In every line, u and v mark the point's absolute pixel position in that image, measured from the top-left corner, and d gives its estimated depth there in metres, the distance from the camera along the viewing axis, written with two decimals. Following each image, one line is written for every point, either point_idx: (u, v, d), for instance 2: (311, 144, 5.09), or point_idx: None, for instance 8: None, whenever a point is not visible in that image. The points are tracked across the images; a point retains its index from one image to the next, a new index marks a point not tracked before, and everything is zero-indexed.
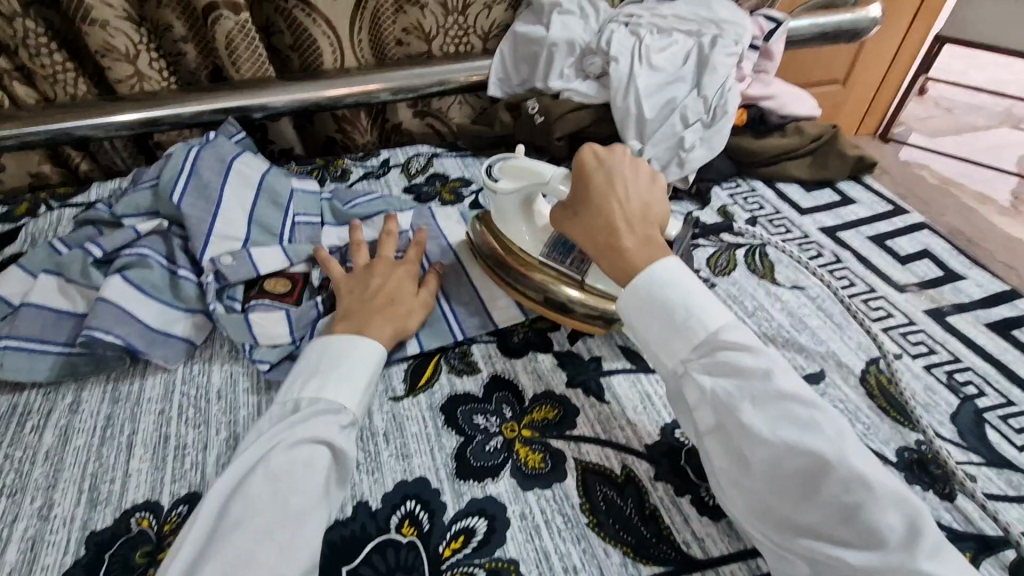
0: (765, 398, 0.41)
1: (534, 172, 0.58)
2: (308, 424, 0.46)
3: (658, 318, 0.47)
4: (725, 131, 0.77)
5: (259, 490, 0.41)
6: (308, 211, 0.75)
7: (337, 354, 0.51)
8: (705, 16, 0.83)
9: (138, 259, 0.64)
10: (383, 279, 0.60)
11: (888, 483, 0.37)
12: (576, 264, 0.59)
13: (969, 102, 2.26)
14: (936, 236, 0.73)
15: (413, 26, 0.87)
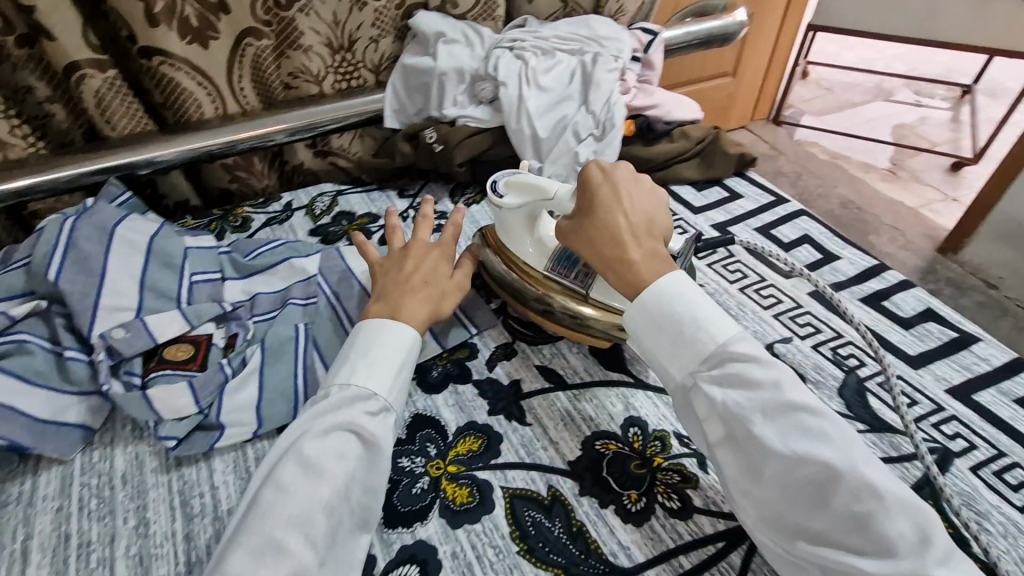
0: (778, 412, 0.43)
1: (540, 188, 0.60)
2: (340, 411, 0.49)
3: (669, 329, 0.49)
4: (616, 143, 0.80)
5: (289, 478, 0.45)
6: (207, 266, 0.72)
7: (363, 342, 0.53)
8: (585, 35, 0.87)
9: (17, 346, 0.59)
10: (418, 261, 0.62)
11: (896, 492, 0.39)
12: (582, 277, 0.60)
13: (846, 81, 2.47)
14: (813, 221, 0.80)
15: (300, 69, 0.85)
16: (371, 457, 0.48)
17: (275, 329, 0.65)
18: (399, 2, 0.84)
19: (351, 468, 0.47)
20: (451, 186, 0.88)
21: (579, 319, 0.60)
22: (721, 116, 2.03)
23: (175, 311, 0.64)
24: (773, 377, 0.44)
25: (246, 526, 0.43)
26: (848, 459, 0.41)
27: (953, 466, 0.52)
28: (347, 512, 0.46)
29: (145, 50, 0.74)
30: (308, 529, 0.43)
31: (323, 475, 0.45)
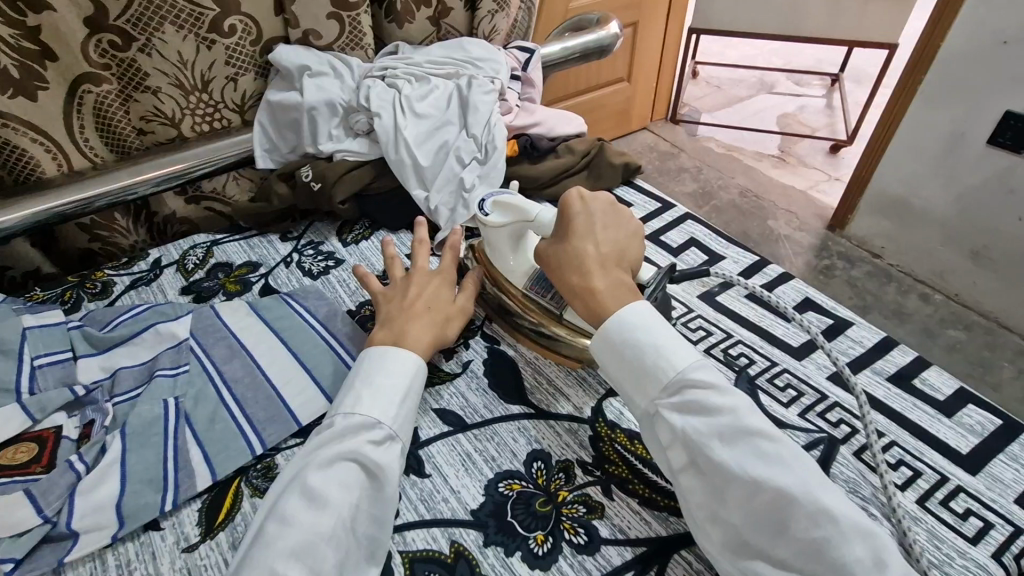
0: (737, 437, 0.43)
1: (523, 210, 0.61)
2: (344, 441, 0.48)
3: (635, 357, 0.48)
4: (500, 165, 0.78)
5: (293, 511, 0.43)
6: (53, 346, 0.63)
7: (369, 370, 0.52)
8: (460, 57, 0.86)
9: None
10: (420, 288, 0.61)
11: (851, 518, 0.40)
12: (557, 299, 0.62)
13: (732, 77, 2.63)
14: (699, 223, 0.82)
15: (151, 113, 0.78)
16: (376, 487, 0.47)
17: (139, 410, 0.58)
18: (254, 38, 0.79)
19: (356, 500, 0.45)
20: (338, 224, 0.84)
21: (560, 341, 0.62)
22: (621, 121, 2.10)
23: (14, 405, 0.56)
24: (732, 405, 0.44)
25: (248, 561, 0.41)
26: (805, 485, 0.41)
27: (840, 454, 0.54)
28: (351, 544, 0.44)
29: None
30: (312, 562, 0.41)
31: (327, 509, 0.44)
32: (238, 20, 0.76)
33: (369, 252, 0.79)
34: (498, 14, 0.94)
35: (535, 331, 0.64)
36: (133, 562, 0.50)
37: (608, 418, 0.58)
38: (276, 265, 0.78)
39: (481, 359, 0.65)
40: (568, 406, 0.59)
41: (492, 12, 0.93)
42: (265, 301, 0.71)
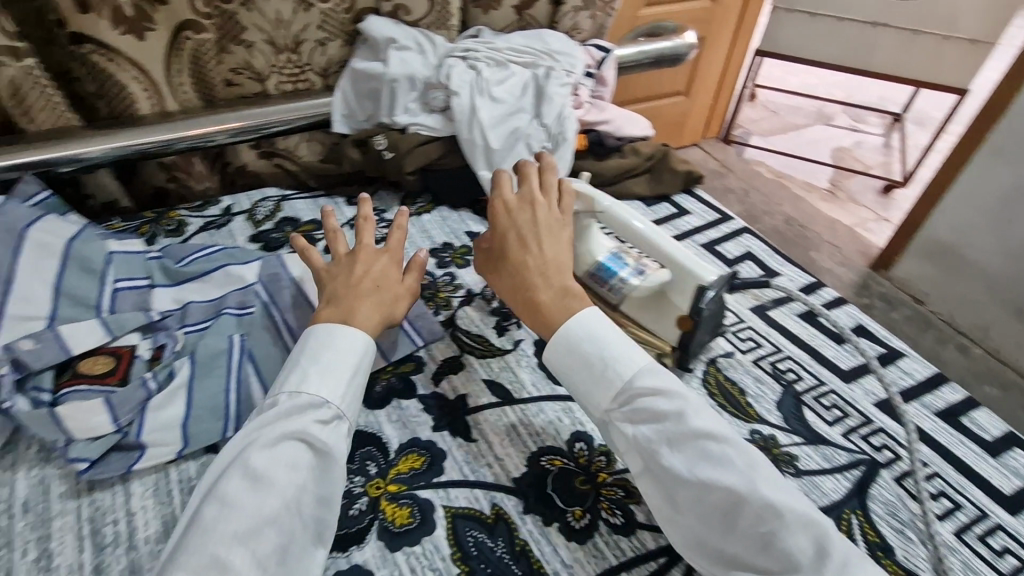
0: (682, 439, 0.44)
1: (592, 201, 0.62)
2: (288, 419, 0.46)
3: (580, 368, 0.49)
4: (567, 157, 0.81)
5: (234, 492, 0.41)
6: (132, 274, 0.67)
7: (315, 347, 0.50)
8: (540, 48, 0.87)
9: None
10: (366, 266, 0.57)
11: (797, 511, 0.41)
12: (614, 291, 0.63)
13: (790, 104, 2.59)
14: (755, 239, 0.83)
15: (242, 66, 0.81)
16: (323, 465, 0.45)
17: (207, 341, 0.61)
18: (347, 6, 0.82)
19: (302, 481, 0.44)
20: (401, 195, 0.86)
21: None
22: (674, 134, 2.09)
23: (94, 321, 0.60)
24: (674, 405, 0.44)
25: (185, 546, 0.39)
26: (750, 481, 0.41)
27: (880, 477, 0.55)
28: (299, 524, 0.43)
29: (75, 36, 0.69)
30: (256, 546, 0.40)
31: (271, 491, 0.42)
32: None
33: (429, 226, 0.82)
34: (580, 12, 0.96)
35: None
36: (194, 480, 0.53)
37: None
38: (341, 226, 0.81)
39: (531, 339, 0.67)
40: None
41: (575, 9, 0.95)
42: None
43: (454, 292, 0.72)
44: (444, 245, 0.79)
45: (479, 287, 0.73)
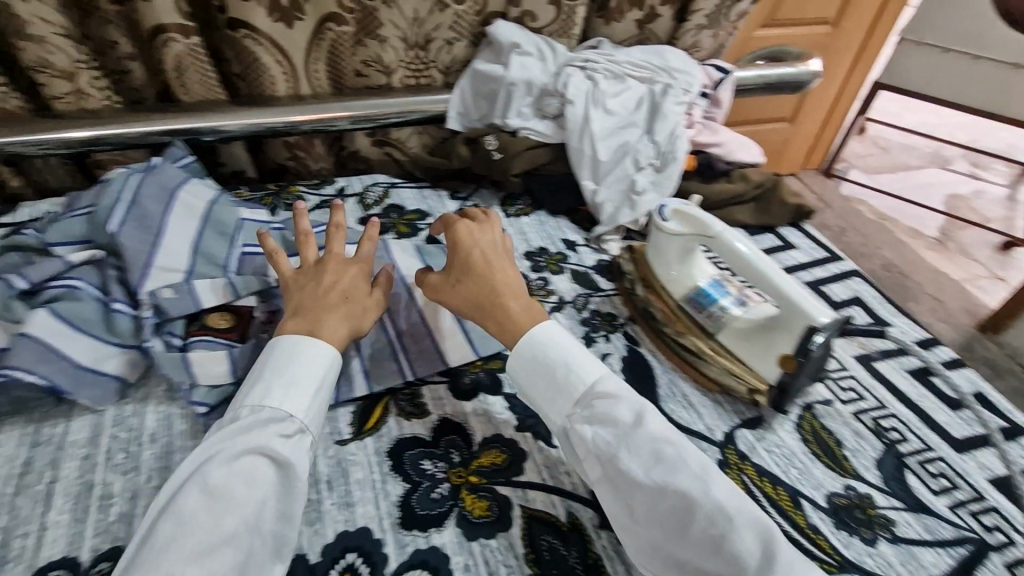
0: (637, 442, 0.46)
1: (703, 225, 0.61)
2: (250, 434, 0.46)
3: (541, 377, 0.51)
4: (675, 176, 0.79)
5: (195, 508, 0.41)
6: (257, 240, 0.71)
7: (281, 359, 0.50)
8: (658, 64, 0.87)
9: (66, 292, 0.59)
10: (336, 277, 0.58)
11: (744, 512, 0.42)
12: (713, 318, 0.63)
13: (904, 142, 2.42)
14: (866, 283, 0.78)
15: (373, 59, 0.86)
16: (284, 479, 0.45)
17: None
18: (478, 9, 0.85)
19: (263, 496, 0.44)
20: (502, 195, 0.88)
21: (705, 360, 0.63)
22: (772, 159, 2.01)
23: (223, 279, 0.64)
24: (631, 411, 0.47)
25: (139, 564, 0.39)
26: (702, 484, 0.43)
27: (989, 561, 0.51)
28: (257, 541, 0.43)
29: (232, 22, 0.75)
30: (212, 564, 0.39)
31: (229, 509, 0.42)
32: None
33: (527, 228, 0.83)
34: (703, 30, 0.95)
35: (679, 343, 0.65)
36: None
37: (738, 447, 0.58)
38: None
39: (619, 355, 0.66)
40: (699, 424, 0.60)
41: (698, 27, 0.94)
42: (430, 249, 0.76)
43: (546, 296, 0.72)
44: (539, 249, 0.80)
45: (571, 296, 0.73)
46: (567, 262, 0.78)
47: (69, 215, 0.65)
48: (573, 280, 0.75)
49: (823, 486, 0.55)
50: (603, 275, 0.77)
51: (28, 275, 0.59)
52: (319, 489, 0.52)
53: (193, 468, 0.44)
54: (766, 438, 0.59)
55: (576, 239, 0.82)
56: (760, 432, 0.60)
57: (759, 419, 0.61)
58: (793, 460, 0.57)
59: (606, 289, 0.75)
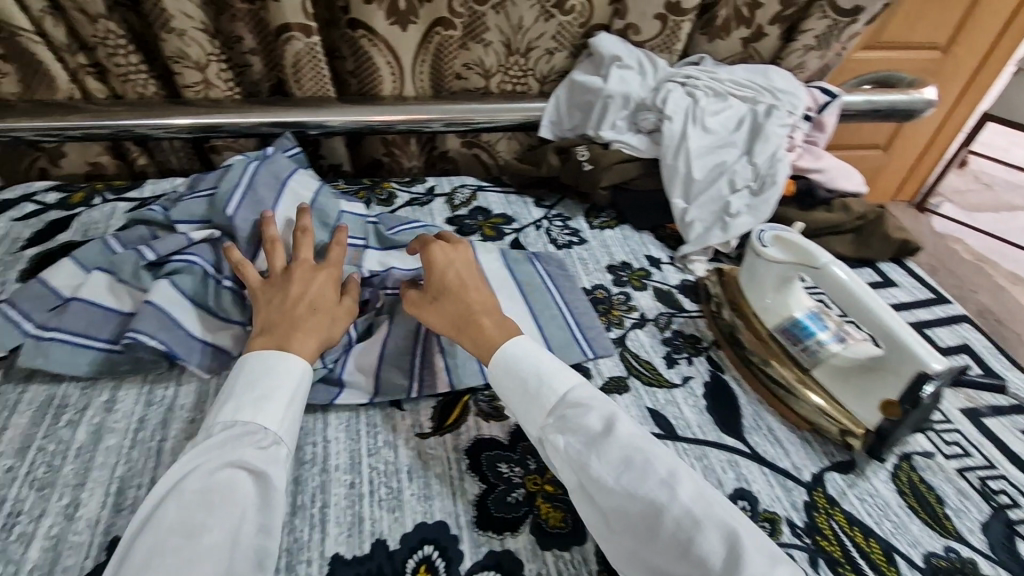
0: (606, 446, 0.46)
1: (807, 255, 0.59)
2: (225, 448, 0.46)
3: (518, 389, 0.52)
4: (773, 201, 0.77)
5: (170, 522, 0.41)
6: (355, 233, 0.75)
7: (253, 373, 0.51)
8: (761, 83, 0.84)
9: (186, 266, 0.64)
10: (302, 287, 0.59)
11: (712, 514, 0.42)
12: (809, 352, 0.61)
13: (1010, 180, 2.23)
14: (975, 331, 0.73)
15: (474, 62, 0.88)
16: (261, 491, 0.45)
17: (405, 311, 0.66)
18: (584, 20, 0.86)
19: (241, 509, 0.43)
20: (587, 206, 0.89)
21: (796, 397, 0.60)
22: None
23: None
24: (600, 419, 0.48)
25: None
26: (668, 488, 0.43)
27: None
28: (239, 554, 0.42)
29: (352, 22, 0.80)
30: None
31: (207, 520, 0.42)
32: (580, 2, 0.83)
33: (610, 241, 0.83)
34: (810, 52, 0.91)
35: (768, 375, 0.63)
36: (379, 428, 0.58)
37: (827, 491, 0.55)
38: (527, 226, 0.85)
39: (701, 380, 0.64)
40: (785, 461, 0.57)
41: (806, 48, 0.91)
42: (514, 253, 0.76)
43: (628, 312, 0.72)
44: (622, 263, 0.79)
45: (653, 313, 0.72)
46: (650, 279, 0.77)
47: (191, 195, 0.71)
48: (657, 298, 0.74)
49: (920, 544, 0.51)
50: (688, 296, 0.75)
51: (155, 246, 0.64)
52: (401, 478, 0.53)
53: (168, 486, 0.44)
54: (858, 485, 0.56)
55: (660, 256, 0.81)
56: (851, 477, 0.56)
57: (850, 464, 0.57)
58: (888, 512, 0.54)
59: (690, 310, 0.73)
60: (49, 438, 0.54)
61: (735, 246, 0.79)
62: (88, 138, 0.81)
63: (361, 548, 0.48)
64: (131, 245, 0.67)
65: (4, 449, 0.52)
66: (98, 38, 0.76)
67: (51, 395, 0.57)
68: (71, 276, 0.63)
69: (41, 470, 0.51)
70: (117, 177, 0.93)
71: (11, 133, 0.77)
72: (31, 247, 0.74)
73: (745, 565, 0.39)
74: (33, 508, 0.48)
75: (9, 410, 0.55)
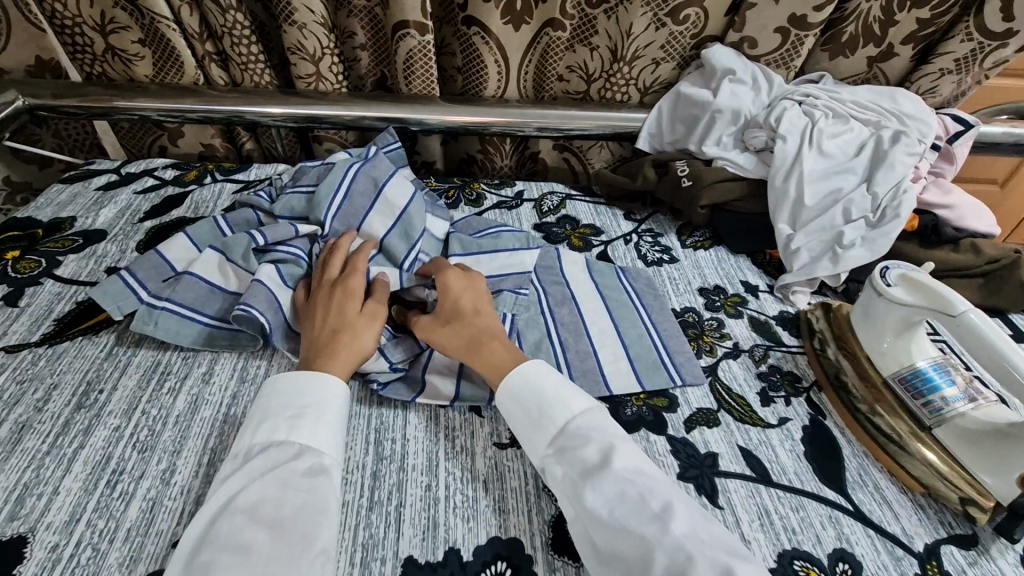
0: (601, 477, 0.44)
1: (946, 302, 0.52)
2: (263, 467, 0.44)
3: (523, 415, 0.50)
4: (892, 235, 0.71)
5: (224, 539, 0.39)
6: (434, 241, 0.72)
7: (286, 392, 0.50)
8: (887, 107, 0.79)
9: (292, 257, 0.65)
10: (324, 304, 0.58)
11: (707, 553, 0.38)
12: (930, 407, 0.55)
13: None
14: None
15: (578, 66, 0.88)
16: (308, 507, 0.42)
17: None
18: (697, 31, 0.83)
19: (286, 528, 0.40)
20: (680, 223, 0.85)
21: (910, 454, 0.54)
22: None
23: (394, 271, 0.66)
24: (598, 450, 0.45)
25: None
26: (661, 523, 0.40)
27: None
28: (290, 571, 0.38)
29: (468, 19, 0.80)
30: None
31: (259, 536, 0.39)
32: (696, 12, 0.80)
33: (704, 263, 0.78)
34: (946, 76, 0.83)
35: (878, 426, 0.57)
36: (456, 432, 0.57)
37: (944, 566, 0.49)
38: (616, 239, 0.82)
39: (800, 423, 0.60)
40: (895, 525, 0.51)
41: (942, 72, 0.83)
42: (600, 264, 0.75)
43: (721, 340, 0.68)
44: (716, 287, 0.75)
45: (748, 344, 0.67)
46: (745, 306, 0.72)
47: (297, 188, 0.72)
48: (752, 327, 0.70)
49: None
50: (787, 329, 0.70)
51: (266, 233, 0.66)
52: (477, 487, 0.52)
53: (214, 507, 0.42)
54: (981, 564, 0.49)
55: (757, 283, 0.76)
56: (974, 554, 0.50)
57: (973, 539, 0.51)
58: None
59: (789, 345, 0.68)
60: (153, 403, 0.56)
61: (844, 280, 0.73)
62: (206, 122, 0.86)
63: (434, 553, 0.47)
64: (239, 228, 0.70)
65: (113, 407, 0.56)
66: (226, 28, 0.80)
67: (158, 361, 0.60)
68: (185, 251, 0.67)
69: (143, 432, 0.54)
70: (225, 159, 0.99)
71: (140, 112, 0.83)
72: (148, 219, 0.79)
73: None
74: (135, 468, 0.51)
75: (120, 371, 0.59)
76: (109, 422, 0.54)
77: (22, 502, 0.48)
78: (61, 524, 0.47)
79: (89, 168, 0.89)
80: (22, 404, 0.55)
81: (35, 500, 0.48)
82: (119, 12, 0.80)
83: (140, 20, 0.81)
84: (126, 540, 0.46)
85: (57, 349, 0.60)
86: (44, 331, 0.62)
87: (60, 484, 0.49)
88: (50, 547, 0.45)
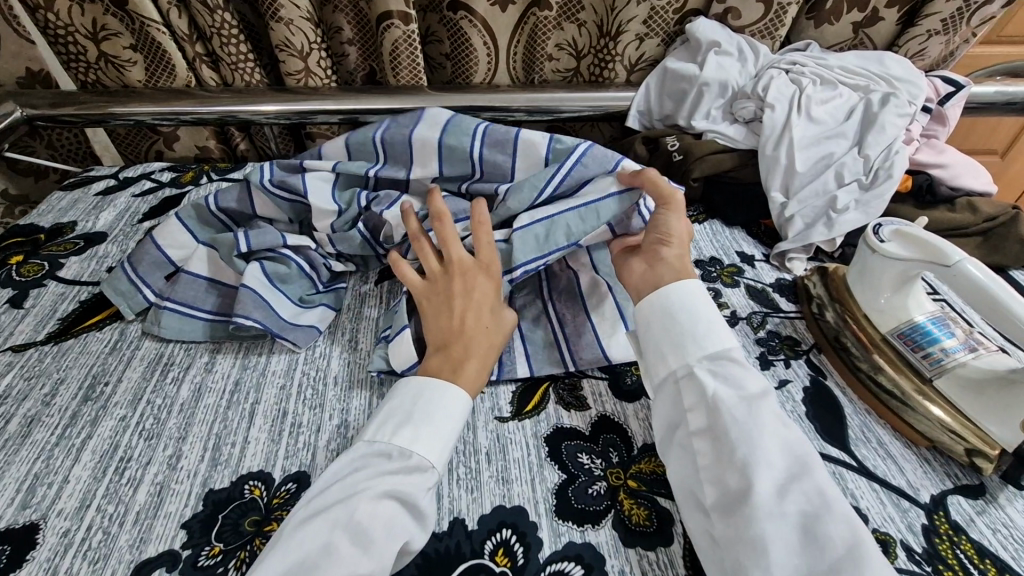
0: (760, 408, 0.45)
1: (940, 254, 0.52)
2: (396, 478, 0.44)
3: (707, 311, 0.52)
4: (888, 195, 0.71)
5: (342, 534, 0.40)
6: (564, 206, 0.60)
7: (438, 402, 0.49)
8: (876, 71, 0.79)
9: (277, 257, 0.65)
10: (465, 301, 0.55)
11: (846, 508, 0.40)
12: (930, 359, 0.55)
13: None
14: None
15: (567, 44, 0.89)
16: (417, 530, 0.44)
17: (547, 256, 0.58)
18: (679, 6, 0.83)
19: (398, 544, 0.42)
20: None
21: (913, 408, 0.54)
22: None
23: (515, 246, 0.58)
24: (759, 385, 0.47)
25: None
26: (808, 466, 0.42)
27: None
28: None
29: (454, 5, 0.80)
30: None
31: (376, 548, 0.40)
32: None
33: (698, 236, 0.79)
34: (933, 37, 0.83)
35: (878, 383, 0.56)
36: None
37: (951, 517, 0.48)
38: None
39: (801, 384, 0.60)
40: (900, 479, 0.51)
41: (929, 33, 0.83)
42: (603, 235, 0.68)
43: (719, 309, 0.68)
44: (712, 259, 0.75)
45: (746, 311, 0.67)
46: (742, 275, 0.72)
47: (285, 190, 0.67)
48: (749, 295, 0.70)
49: None
50: (784, 295, 0.70)
51: (250, 237, 0.64)
52: (480, 460, 0.53)
53: (343, 497, 0.42)
54: (990, 513, 0.49)
55: (753, 253, 0.76)
56: (982, 503, 0.50)
57: (981, 488, 0.51)
58: None
59: (787, 310, 0.68)
60: (157, 392, 0.57)
61: (839, 245, 0.73)
62: (197, 125, 0.87)
63: (439, 524, 0.47)
64: (227, 207, 0.68)
65: (119, 398, 0.56)
66: (215, 28, 0.81)
67: (161, 353, 0.61)
68: (182, 240, 0.67)
69: (150, 421, 0.54)
70: (221, 160, 1.01)
71: (134, 116, 0.84)
72: (147, 220, 0.80)
73: (865, 564, 0.37)
74: (142, 455, 0.52)
75: (124, 364, 0.60)
76: (115, 413, 0.55)
77: (33, 491, 0.49)
78: (71, 510, 0.47)
79: (87, 175, 0.91)
80: (30, 399, 0.56)
81: (45, 489, 0.49)
82: (110, 19, 0.82)
83: (131, 25, 0.82)
84: (135, 524, 0.47)
85: (62, 346, 0.61)
86: (49, 330, 0.63)
87: (70, 472, 0.50)
88: (61, 533, 0.46)
